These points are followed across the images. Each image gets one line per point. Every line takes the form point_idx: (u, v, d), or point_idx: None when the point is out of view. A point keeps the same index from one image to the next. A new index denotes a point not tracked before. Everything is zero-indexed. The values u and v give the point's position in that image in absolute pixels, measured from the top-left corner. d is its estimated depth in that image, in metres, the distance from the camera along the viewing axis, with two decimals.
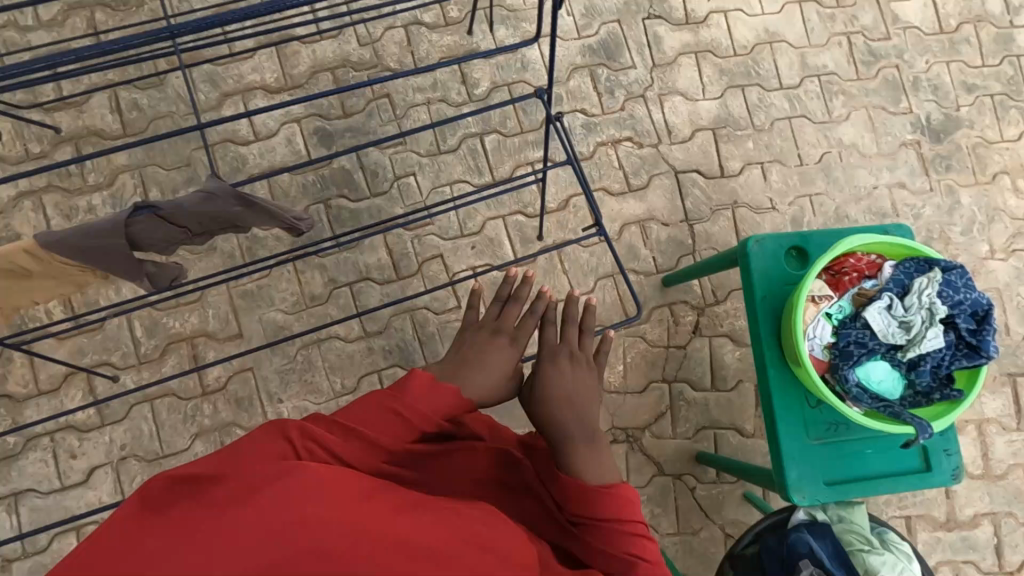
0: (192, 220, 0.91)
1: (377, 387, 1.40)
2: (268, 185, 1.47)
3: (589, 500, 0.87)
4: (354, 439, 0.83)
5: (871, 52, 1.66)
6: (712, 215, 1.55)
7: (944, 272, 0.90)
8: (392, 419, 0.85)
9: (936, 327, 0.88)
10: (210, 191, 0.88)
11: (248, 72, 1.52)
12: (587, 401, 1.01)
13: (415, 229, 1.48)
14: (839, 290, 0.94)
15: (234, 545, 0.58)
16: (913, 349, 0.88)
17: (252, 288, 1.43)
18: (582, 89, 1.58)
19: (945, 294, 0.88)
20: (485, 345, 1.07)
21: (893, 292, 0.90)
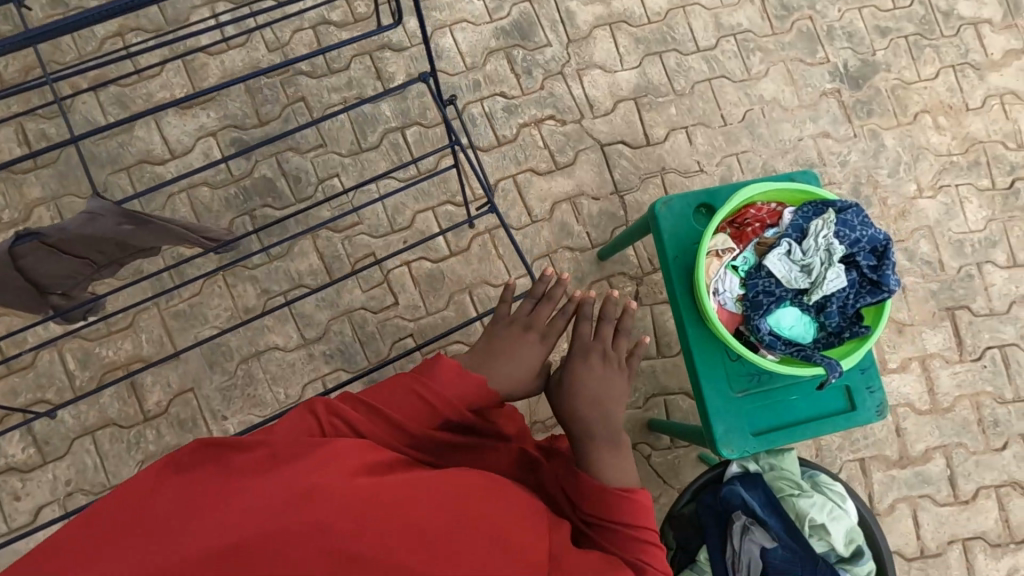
0: (83, 245, 0.89)
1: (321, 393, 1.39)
2: (189, 201, 1.44)
3: (604, 503, 0.94)
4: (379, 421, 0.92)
5: (783, 5, 1.67)
6: (642, 184, 1.55)
7: (839, 213, 0.90)
8: (416, 403, 0.95)
9: (837, 267, 0.89)
10: (93, 211, 0.85)
11: (157, 89, 1.49)
12: (617, 401, 1.08)
13: (344, 230, 1.47)
14: (743, 242, 0.95)
15: (244, 510, 0.66)
16: (817, 292, 0.89)
17: (184, 308, 1.41)
18: (499, 73, 1.57)
19: (842, 233, 0.89)
20: (515, 340, 1.11)
21: (792, 238, 0.91)
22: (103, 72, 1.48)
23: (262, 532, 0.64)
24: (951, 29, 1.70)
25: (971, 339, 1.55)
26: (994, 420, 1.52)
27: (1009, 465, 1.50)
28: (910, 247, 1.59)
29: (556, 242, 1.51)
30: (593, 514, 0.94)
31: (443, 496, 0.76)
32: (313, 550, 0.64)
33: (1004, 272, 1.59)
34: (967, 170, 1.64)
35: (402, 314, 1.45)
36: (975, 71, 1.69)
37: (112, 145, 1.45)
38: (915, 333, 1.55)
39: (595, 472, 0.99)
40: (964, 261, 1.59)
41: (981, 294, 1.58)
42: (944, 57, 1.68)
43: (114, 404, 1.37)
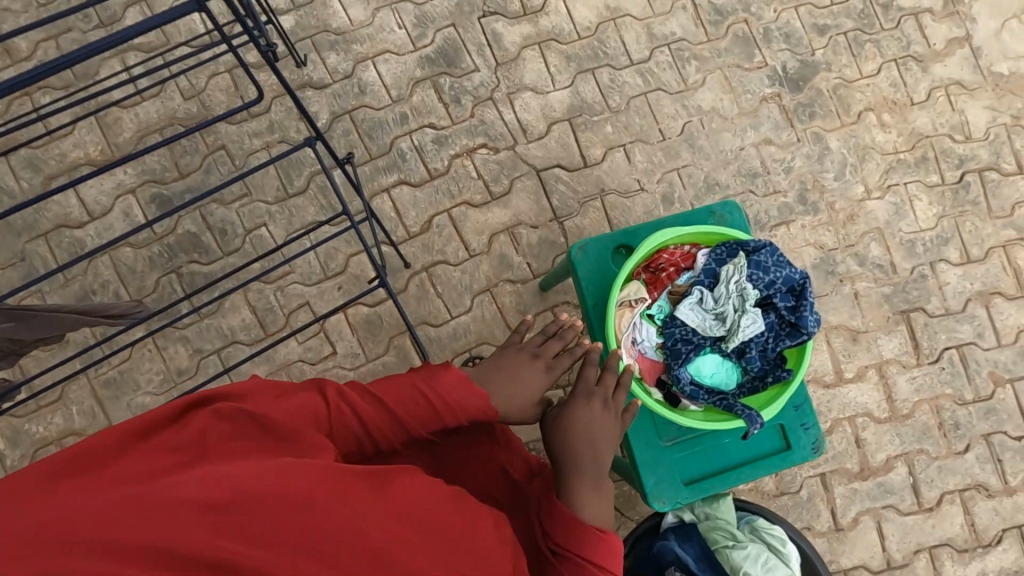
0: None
1: None
2: (112, 263, 1.39)
3: (574, 528, 0.76)
4: (383, 412, 0.83)
5: (717, 10, 1.62)
6: (582, 208, 1.51)
7: (752, 255, 0.87)
8: (420, 403, 0.84)
9: (753, 311, 0.85)
10: None
11: (70, 149, 1.43)
12: (612, 442, 0.84)
13: (275, 281, 1.42)
14: (658, 288, 0.92)
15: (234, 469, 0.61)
16: (733, 337, 0.85)
17: (114, 375, 1.36)
18: (426, 103, 1.52)
19: (755, 277, 0.86)
20: (520, 362, 0.96)
21: (704, 284, 0.88)
22: (13, 136, 1.43)
23: (255, 493, 0.59)
24: (891, 21, 1.65)
25: (928, 342, 1.52)
26: (955, 423, 1.49)
27: (973, 467, 1.48)
28: (861, 252, 1.55)
29: (496, 275, 1.47)
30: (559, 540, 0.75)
31: (437, 493, 0.74)
32: (304, 528, 0.59)
33: (958, 270, 1.56)
34: (915, 166, 1.60)
35: (341, 364, 1.41)
36: (919, 63, 1.64)
37: (27, 211, 1.40)
38: (870, 340, 1.51)
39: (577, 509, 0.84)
40: (917, 261, 1.56)
41: (936, 294, 1.55)
42: (885, 51, 1.64)
43: None
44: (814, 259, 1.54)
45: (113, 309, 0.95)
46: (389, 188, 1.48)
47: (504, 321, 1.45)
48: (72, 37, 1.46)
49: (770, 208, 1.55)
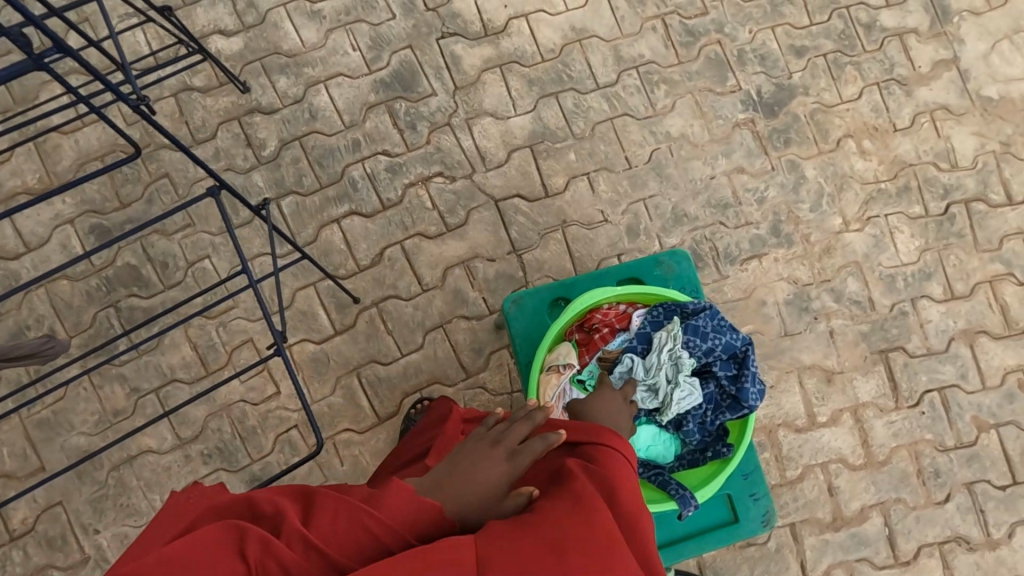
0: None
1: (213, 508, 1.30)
2: (48, 297, 1.34)
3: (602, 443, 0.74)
4: (317, 558, 0.63)
5: (689, 30, 1.54)
6: (542, 240, 1.44)
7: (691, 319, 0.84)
8: (363, 537, 0.64)
9: (689, 379, 0.83)
10: None
11: (7, 177, 1.38)
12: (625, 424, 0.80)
13: (218, 316, 1.36)
14: (591, 351, 0.90)
15: None
16: (667, 404, 0.83)
17: (48, 416, 1.31)
18: (380, 129, 1.45)
19: (692, 343, 0.83)
20: (480, 453, 0.73)
21: (636, 351, 0.85)
22: None
23: None
24: (874, 43, 1.57)
25: (907, 383, 1.44)
26: (935, 470, 1.41)
27: (953, 518, 1.40)
28: (837, 287, 1.47)
29: (449, 311, 1.40)
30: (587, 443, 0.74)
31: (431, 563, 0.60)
32: None
33: (941, 307, 1.48)
34: (897, 197, 1.52)
35: (285, 404, 1.34)
36: (902, 87, 1.56)
37: None
38: (845, 381, 1.44)
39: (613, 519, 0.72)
40: (896, 297, 1.48)
41: (917, 332, 1.47)
42: (867, 74, 1.56)
43: None
44: (787, 294, 1.46)
45: (14, 351, 0.85)
46: (339, 219, 1.42)
47: (457, 359, 1.38)
48: (11, 60, 1.41)
49: (741, 241, 1.47)
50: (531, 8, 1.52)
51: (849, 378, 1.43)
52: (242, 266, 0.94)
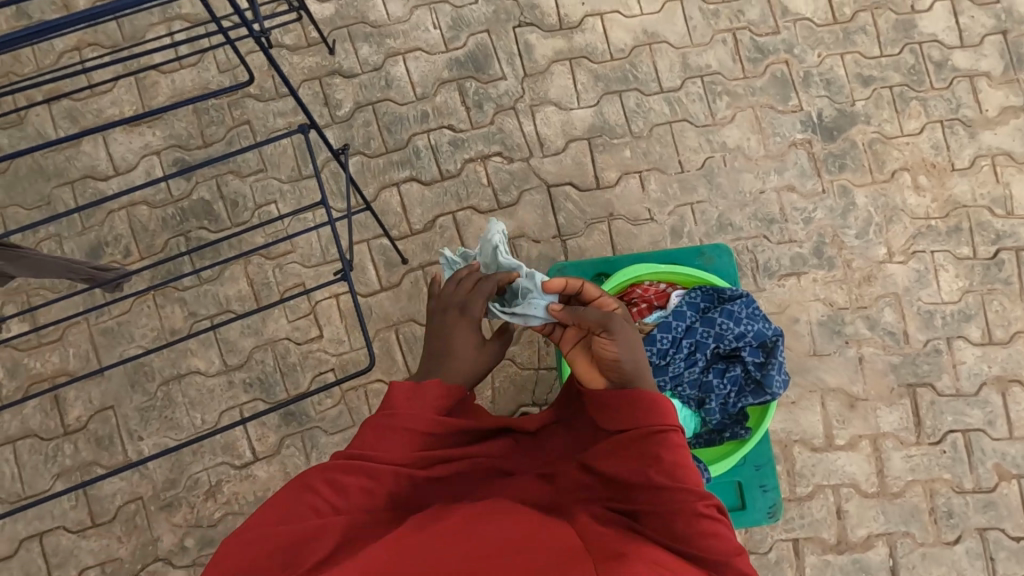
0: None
1: (245, 432, 1.39)
2: (127, 218, 1.46)
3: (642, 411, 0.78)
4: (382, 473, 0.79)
5: (758, 47, 1.58)
6: (587, 229, 1.49)
7: (728, 303, 0.88)
8: (401, 438, 0.81)
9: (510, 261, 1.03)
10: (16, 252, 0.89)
11: (107, 105, 1.51)
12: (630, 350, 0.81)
13: (276, 258, 1.46)
14: None
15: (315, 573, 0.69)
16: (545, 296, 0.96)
17: (113, 325, 1.42)
18: (448, 105, 1.53)
19: (725, 325, 0.87)
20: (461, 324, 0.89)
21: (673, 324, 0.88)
22: (58, 85, 1.51)
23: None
24: (943, 81, 1.57)
25: (931, 421, 1.44)
26: (949, 511, 1.41)
27: (960, 561, 1.39)
28: (872, 315, 1.48)
29: None
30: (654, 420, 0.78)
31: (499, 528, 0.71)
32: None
33: (976, 350, 1.47)
34: (946, 236, 1.51)
35: (326, 348, 1.43)
36: (966, 128, 1.56)
37: (59, 158, 1.48)
38: (868, 409, 1.44)
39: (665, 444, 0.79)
40: (932, 334, 1.48)
41: (948, 372, 1.46)
42: (931, 110, 1.56)
43: (36, 415, 1.39)
44: (821, 315, 1.48)
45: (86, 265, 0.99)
46: (399, 183, 1.50)
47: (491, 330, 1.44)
48: None
49: (782, 257, 1.49)
50: (607, 8, 1.58)
51: (874, 406, 1.44)
52: (323, 203, 0.96)
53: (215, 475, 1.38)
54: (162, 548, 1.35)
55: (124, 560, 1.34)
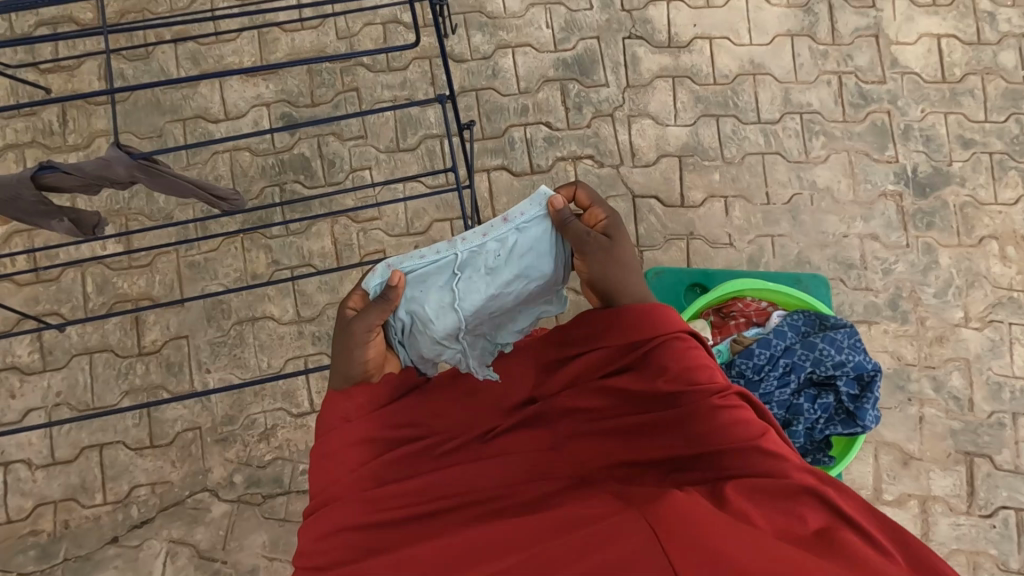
0: (62, 186, 0.96)
1: (306, 382, 1.43)
2: (230, 161, 1.52)
3: (650, 321, 0.80)
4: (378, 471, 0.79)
5: (862, 94, 1.58)
6: (665, 244, 1.51)
7: (832, 331, 0.94)
8: (374, 435, 0.81)
9: (439, 335, 0.89)
10: (154, 169, 0.95)
11: (228, 54, 1.58)
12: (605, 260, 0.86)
13: (362, 222, 1.51)
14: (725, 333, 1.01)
15: None
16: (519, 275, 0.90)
17: (200, 260, 1.48)
18: (549, 102, 1.57)
19: (827, 352, 0.93)
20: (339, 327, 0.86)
21: (773, 339, 0.95)
22: (186, 28, 1.58)
23: None
24: None
25: (985, 493, 1.41)
26: None
27: None
28: (939, 377, 1.46)
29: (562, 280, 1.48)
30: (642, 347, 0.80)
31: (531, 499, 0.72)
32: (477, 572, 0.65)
33: None
34: None
35: None
36: None
37: (177, 95, 1.55)
38: (921, 470, 1.42)
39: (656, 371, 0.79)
40: (998, 406, 1.45)
41: (1009, 447, 1.43)
42: None
43: (116, 332, 1.45)
44: (887, 367, 1.46)
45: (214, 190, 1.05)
46: (490, 169, 1.53)
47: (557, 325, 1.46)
48: None
49: (856, 303, 1.49)
50: (717, 33, 1.61)
51: (928, 467, 1.42)
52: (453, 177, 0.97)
53: (271, 419, 1.42)
54: (211, 480, 1.40)
55: (174, 485, 1.39)
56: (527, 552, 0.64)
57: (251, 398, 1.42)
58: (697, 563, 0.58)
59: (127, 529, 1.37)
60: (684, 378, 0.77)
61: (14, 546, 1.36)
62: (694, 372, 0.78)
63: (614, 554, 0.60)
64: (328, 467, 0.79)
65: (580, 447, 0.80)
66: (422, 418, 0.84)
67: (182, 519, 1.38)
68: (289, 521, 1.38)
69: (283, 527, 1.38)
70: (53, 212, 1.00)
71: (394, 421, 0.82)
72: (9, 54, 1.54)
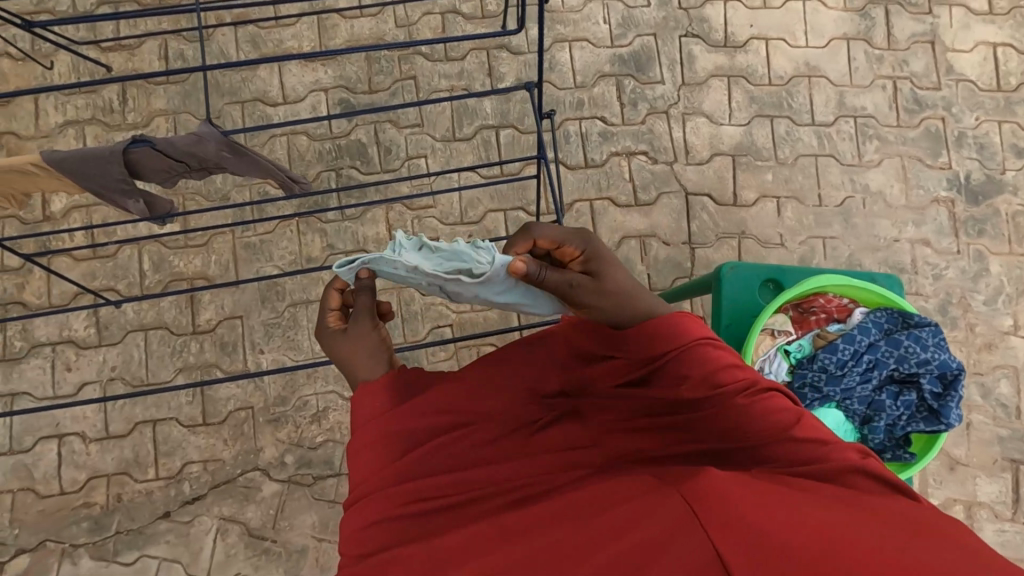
0: (148, 169, 0.98)
1: None
2: (287, 145, 1.53)
3: (668, 336, 0.71)
4: (401, 470, 0.76)
5: (917, 99, 1.59)
6: (717, 242, 1.52)
7: (917, 329, 0.96)
8: (393, 435, 0.78)
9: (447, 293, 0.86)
10: (239, 150, 0.95)
11: (288, 38, 1.60)
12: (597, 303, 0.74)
13: (416, 209, 1.52)
14: (804, 328, 1.01)
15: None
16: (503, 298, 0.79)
17: (255, 242, 1.50)
18: (604, 97, 1.57)
19: (913, 349, 0.94)
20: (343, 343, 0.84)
21: (858, 336, 0.96)
22: (246, 11, 1.59)
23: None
24: None
25: None
26: None
27: None
28: (987, 383, 1.47)
29: None
30: (666, 357, 0.71)
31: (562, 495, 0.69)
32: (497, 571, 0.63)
33: None
34: None
35: (448, 304, 1.50)
36: None
37: (236, 78, 1.56)
38: (967, 475, 1.43)
39: (685, 378, 0.71)
40: None
41: None
42: None
43: (171, 310, 1.46)
44: None
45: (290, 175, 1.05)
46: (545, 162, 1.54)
47: None
48: None
49: None
50: (774, 34, 1.62)
51: (974, 473, 1.42)
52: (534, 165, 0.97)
53: (323, 401, 1.43)
54: (262, 459, 1.41)
55: (226, 463, 1.41)
56: (546, 551, 0.62)
57: (295, 379, 1.43)
58: (728, 557, 0.52)
59: (179, 505, 1.39)
60: (707, 382, 0.70)
61: (67, 517, 1.38)
62: (719, 370, 0.71)
63: (617, 550, 0.58)
64: (354, 464, 0.79)
65: (611, 435, 0.78)
66: (439, 414, 0.79)
67: (233, 497, 1.39)
68: (339, 502, 1.40)
69: (333, 509, 1.39)
70: (132, 193, 1.00)
71: (413, 419, 0.78)
72: (71, 30, 1.55)
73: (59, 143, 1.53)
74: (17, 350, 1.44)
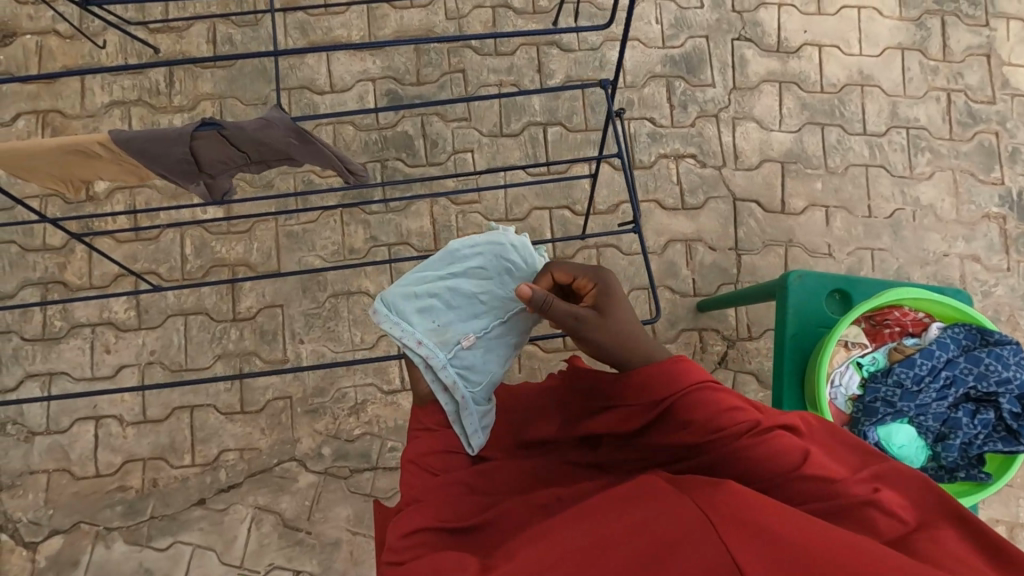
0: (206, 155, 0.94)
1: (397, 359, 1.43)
2: (334, 134, 1.52)
3: (662, 376, 0.74)
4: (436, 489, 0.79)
5: (971, 112, 1.57)
6: (764, 249, 1.50)
7: (997, 347, 0.94)
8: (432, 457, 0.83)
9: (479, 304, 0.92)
10: (305, 136, 0.92)
11: (336, 26, 1.58)
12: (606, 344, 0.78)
13: (461, 204, 1.50)
14: (878, 341, 1.00)
15: None
16: (484, 369, 0.88)
17: (298, 230, 1.48)
18: (654, 98, 1.56)
19: (993, 367, 0.93)
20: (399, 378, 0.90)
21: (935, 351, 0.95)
22: None
23: None
24: None
25: None
26: None
27: None
28: None
29: (660, 278, 1.48)
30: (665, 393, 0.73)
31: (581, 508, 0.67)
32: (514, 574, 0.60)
33: None
34: None
35: None
36: None
37: (283, 65, 1.55)
38: (1011, 496, 1.41)
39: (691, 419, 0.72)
40: None
41: None
42: None
43: (212, 297, 1.45)
44: None
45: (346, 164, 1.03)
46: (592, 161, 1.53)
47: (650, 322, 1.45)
48: None
49: None
50: (828, 41, 1.59)
51: (1018, 494, 1.40)
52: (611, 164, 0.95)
53: (362, 394, 1.42)
54: (299, 450, 1.40)
55: (262, 452, 1.40)
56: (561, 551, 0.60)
57: (331, 371, 1.42)
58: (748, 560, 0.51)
59: (213, 492, 1.38)
60: (706, 427, 0.72)
61: (101, 500, 1.37)
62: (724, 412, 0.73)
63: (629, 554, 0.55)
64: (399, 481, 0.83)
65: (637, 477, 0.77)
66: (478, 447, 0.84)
67: (268, 486, 1.38)
68: (374, 496, 1.39)
69: (368, 503, 1.38)
70: (192, 175, 0.98)
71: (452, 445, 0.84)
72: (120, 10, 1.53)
73: (104, 123, 1.52)
74: (56, 330, 1.43)
